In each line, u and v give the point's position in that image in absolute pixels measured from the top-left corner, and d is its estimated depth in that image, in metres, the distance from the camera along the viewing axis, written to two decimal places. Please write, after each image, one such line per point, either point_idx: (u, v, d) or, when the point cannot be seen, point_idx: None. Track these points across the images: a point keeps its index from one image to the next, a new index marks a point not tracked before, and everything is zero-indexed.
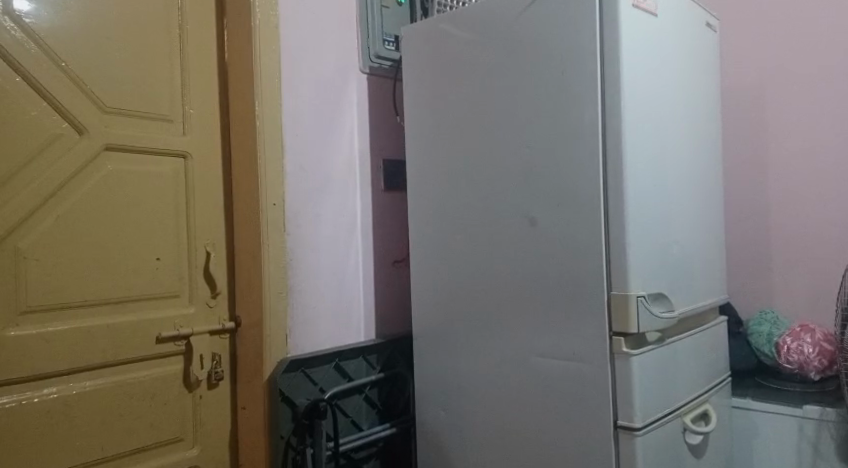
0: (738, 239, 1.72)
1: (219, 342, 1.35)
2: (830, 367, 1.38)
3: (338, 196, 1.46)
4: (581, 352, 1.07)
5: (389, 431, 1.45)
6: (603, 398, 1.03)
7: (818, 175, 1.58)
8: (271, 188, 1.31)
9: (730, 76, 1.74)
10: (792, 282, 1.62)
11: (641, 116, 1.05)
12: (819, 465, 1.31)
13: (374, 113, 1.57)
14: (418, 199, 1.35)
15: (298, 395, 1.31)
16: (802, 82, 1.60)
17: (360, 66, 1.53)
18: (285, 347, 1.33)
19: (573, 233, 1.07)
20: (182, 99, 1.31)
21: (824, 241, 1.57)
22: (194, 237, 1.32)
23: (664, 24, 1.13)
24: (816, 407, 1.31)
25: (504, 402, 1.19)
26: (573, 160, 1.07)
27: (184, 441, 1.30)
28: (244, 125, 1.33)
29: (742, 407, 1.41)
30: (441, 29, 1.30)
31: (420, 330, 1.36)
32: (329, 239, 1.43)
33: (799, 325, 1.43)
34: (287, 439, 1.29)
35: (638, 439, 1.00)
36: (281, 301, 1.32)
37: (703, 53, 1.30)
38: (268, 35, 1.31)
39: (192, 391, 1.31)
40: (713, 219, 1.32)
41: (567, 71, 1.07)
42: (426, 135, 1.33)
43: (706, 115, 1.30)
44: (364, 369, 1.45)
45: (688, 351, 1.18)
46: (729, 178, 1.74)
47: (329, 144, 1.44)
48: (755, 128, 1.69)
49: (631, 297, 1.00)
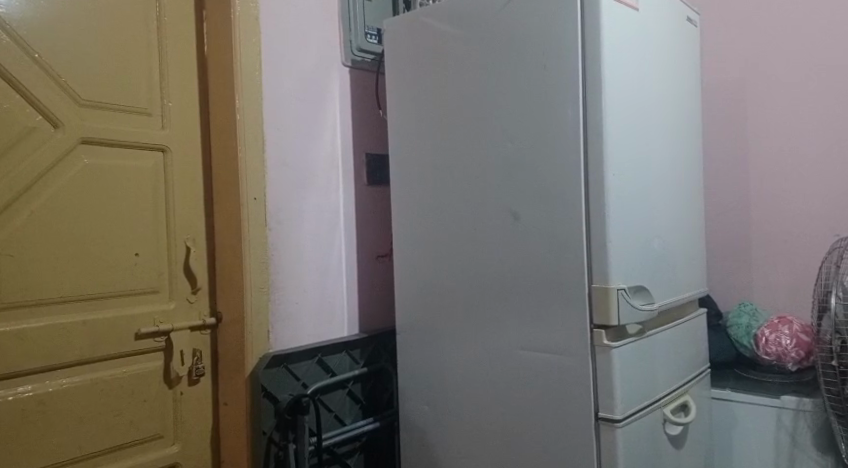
0: (719, 233, 1.74)
1: (200, 338, 1.33)
2: (806, 358, 1.40)
3: (320, 190, 1.45)
4: (563, 346, 1.07)
5: (372, 426, 1.45)
6: (585, 391, 1.04)
7: (796, 170, 1.60)
8: (252, 182, 1.30)
9: (711, 72, 1.75)
10: (771, 275, 1.64)
11: (623, 111, 1.06)
12: (796, 454, 1.34)
13: (357, 107, 1.56)
14: (401, 194, 1.34)
15: (281, 390, 1.30)
16: (782, 78, 1.62)
17: (343, 60, 1.52)
18: (268, 343, 1.32)
19: (555, 228, 1.08)
20: (161, 91, 1.29)
21: (801, 234, 1.59)
22: (174, 232, 1.30)
23: (645, 20, 1.14)
24: (793, 397, 1.33)
25: (487, 396, 1.19)
26: (556, 155, 1.07)
27: (164, 439, 1.28)
28: (224, 119, 1.31)
29: (722, 398, 1.43)
30: (423, 22, 1.29)
31: (403, 325, 1.36)
32: (311, 234, 1.42)
33: (778, 317, 1.45)
34: (270, 434, 1.28)
35: (618, 431, 1.01)
36: (263, 297, 1.31)
37: (685, 49, 1.31)
38: (248, 28, 1.30)
39: (172, 387, 1.29)
40: (694, 213, 1.33)
41: (549, 65, 1.07)
42: (409, 129, 1.32)
43: (687, 111, 1.31)
44: (347, 363, 1.45)
45: (668, 344, 1.19)
46: (711, 172, 1.75)
47: (311, 138, 1.43)
48: (736, 123, 1.70)
49: (612, 290, 1.00)
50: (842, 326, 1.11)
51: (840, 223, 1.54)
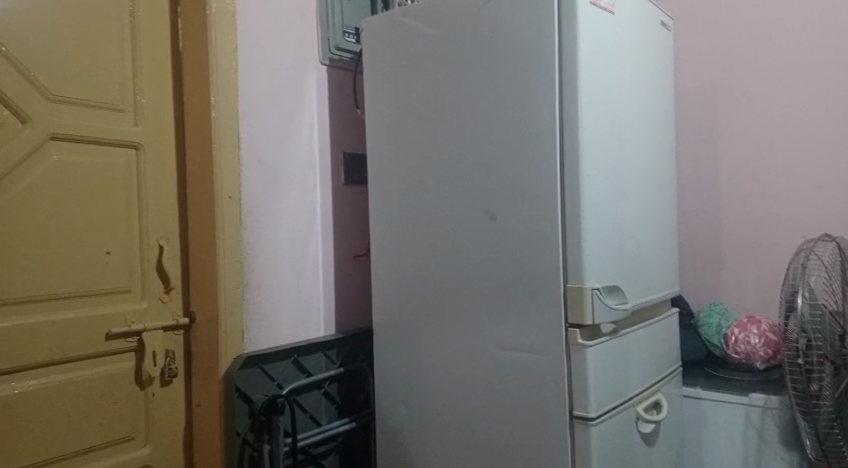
0: (691, 235, 1.77)
1: (172, 338, 1.31)
2: (774, 357, 1.44)
3: (296, 189, 1.44)
4: (538, 344, 1.08)
5: (348, 426, 1.44)
6: (559, 389, 1.05)
7: (766, 173, 1.64)
8: (227, 180, 1.28)
9: (684, 76, 1.78)
10: (741, 276, 1.68)
11: (598, 113, 1.07)
12: (763, 451, 1.37)
13: (334, 105, 1.55)
14: (379, 194, 1.34)
15: (255, 391, 1.29)
16: (753, 83, 1.66)
17: (320, 58, 1.51)
18: (242, 344, 1.30)
19: (531, 228, 1.08)
20: (134, 87, 1.27)
21: (770, 235, 1.64)
22: (146, 231, 1.28)
23: (620, 23, 1.15)
24: (761, 395, 1.36)
25: (463, 396, 1.20)
26: (532, 156, 1.08)
27: (135, 441, 1.26)
28: (199, 116, 1.29)
29: (692, 396, 1.46)
30: (401, 21, 1.29)
31: (380, 325, 1.35)
32: (287, 233, 1.41)
33: (747, 316, 1.49)
34: (244, 435, 1.27)
35: (592, 429, 1.02)
36: (237, 296, 1.29)
37: (659, 53, 1.33)
38: (223, 25, 1.28)
39: (144, 389, 1.27)
40: (666, 215, 1.36)
41: (526, 67, 1.08)
42: (387, 128, 1.32)
43: (661, 113, 1.34)
44: (323, 364, 1.44)
45: (641, 342, 1.21)
46: (683, 175, 1.79)
47: (287, 137, 1.42)
48: (708, 126, 1.74)
49: (586, 290, 1.02)
50: (808, 325, 1.15)
51: (807, 225, 1.58)
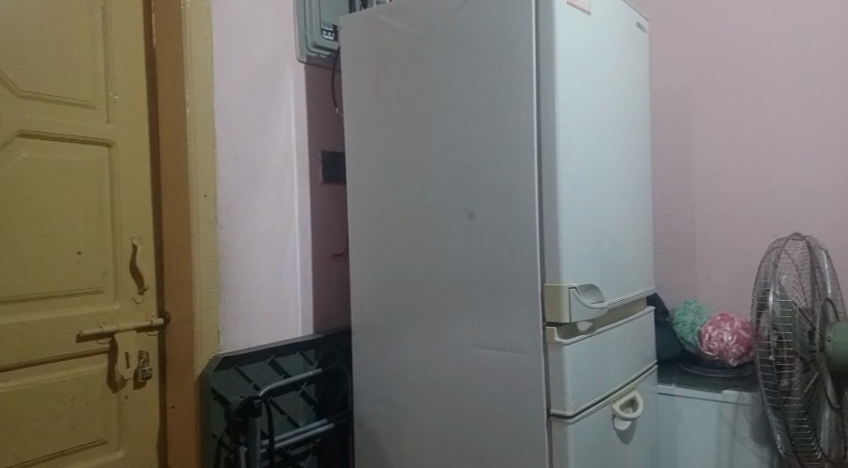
0: (666, 234, 1.80)
1: (146, 339, 1.29)
2: (746, 354, 1.47)
3: (273, 188, 1.42)
4: (516, 343, 1.08)
5: (326, 427, 1.43)
6: (537, 388, 1.06)
7: (738, 173, 1.67)
8: (202, 178, 1.26)
9: (659, 78, 1.81)
10: (714, 275, 1.71)
11: (575, 112, 1.08)
12: (735, 446, 1.40)
13: (312, 104, 1.54)
14: (357, 193, 1.33)
15: (231, 393, 1.27)
16: (725, 85, 1.69)
17: (298, 55, 1.50)
18: (217, 344, 1.28)
19: (509, 227, 1.09)
20: (106, 84, 1.24)
21: (742, 235, 1.67)
22: (120, 230, 1.26)
23: (597, 24, 1.17)
24: (733, 391, 1.39)
25: (441, 395, 1.20)
26: (509, 156, 1.08)
27: (108, 444, 1.23)
28: (173, 114, 1.27)
29: (667, 393, 1.48)
30: (379, 20, 1.29)
31: (357, 325, 1.35)
32: (264, 232, 1.40)
33: (720, 315, 1.52)
34: (220, 437, 1.26)
35: (569, 427, 1.03)
36: (212, 296, 1.27)
37: (635, 54, 1.34)
38: (198, 21, 1.26)
39: (117, 391, 1.24)
40: (642, 214, 1.37)
41: (504, 66, 1.09)
42: (365, 127, 1.31)
43: (637, 113, 1.36)
44: (301, 364, 1.43)
45: (617, 341, 1.22)
46: (659, 175, 1.81)
47: (264, 135, 1.40)
48: (683, 128, 1.77)
49: (564, 288, 1.03)
50: (779, 323, 1.15)
51: (777, 225, 1.62)
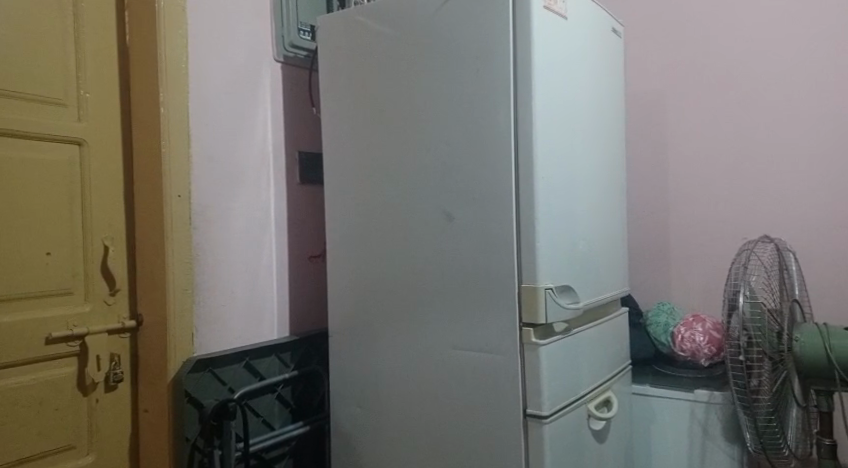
0: (640, 236, 1.83)
1: (118, 342, 1.26)
2: (717, 354, 1.50)
3: (249, 189, 1.41)
4: (494, 343, 1.09)
5: (302, 430, 1.42)
6: (514, 389, 1.06)
7: (710, 177, 1.71)
8: (177, 178, 1.24)
9: (634, 82, 1.84)
10: (687, 276, 1.75)
11: (551, 116, 1.09)
12: (707, 444, 1.42)
13: (289, 103, 1.53)
14: (335, 194, 1.33)
15: (206, 395, 1.25)
16: (698, 91, 1.73)
17: (275, 55, 1.49)
18: (191, 347, 1.26)
19: (487, 228, 1.09)
20: (77, 82, 1.22)
21: (714, 237, 1.71)
22: (91, 230, 1.23)
23: (573, 29, 1.18)
24: (705, 391, 1.42)
25: (418, 396, 1.20)
26: (486, 158, 1.09)
27: (77, 449, 1.20)
28: (147, 113, 1.25)
29: (641, 393, 1.50)
30: (357, 21, 1.28)
31: (335, 326, 1.34)
32: (240, 233, 1.38)
33: (692, 316, 1.55)
34: (193, 441, 1.23)
35: (545, 427, 1.04)
36: (186, 298, 1.25)
37: (610, 59, 1.37)
38: (173, 18, 1.24)
39: (87, 395, 1.21)
40: (617, 216, 1.39)
41: (482, 69, 1.09)
42: (343, 128, 1.31)
43: (611, 116, 1.37)
44: (277, 367, 1.41)
45: (592, 341, 1.24)
46: (633, 178, 1.84)
47: (240, 136, 1.39)
48: (656, 131, 1.80)
49: (540, 289, 1.04)
50: (749, 323, 1.18)
51: (747, 227, 1.66)
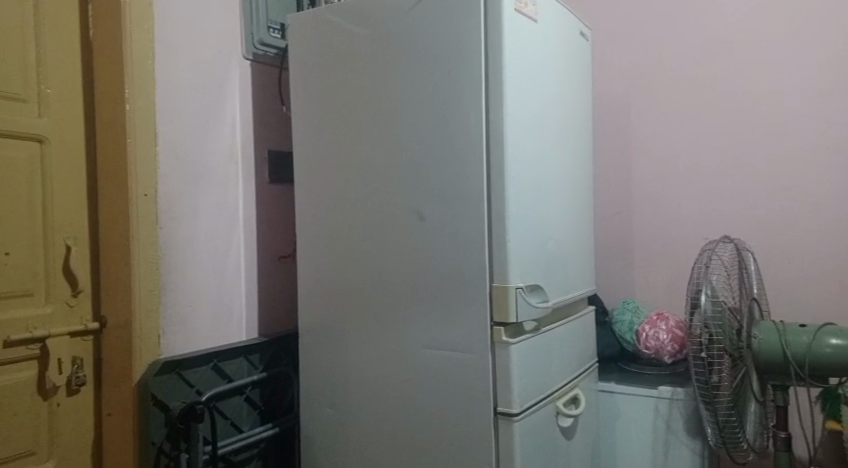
0: (607, 237, 1.87)
1: (81, 345, 1.23)
2: (680, 351, 1.55)
3: (217, 188, 1.39)
4: (465, 343, 1.10)
5: (271, 432, 1.40)
6: (484, 388, 1.07)
7: (674, 179, 1.76)
8: (143, 177, 1.22)
9: (600, 86, 1.88)
10: (650, 276, 1.79)
11: (521, 118, 1.11)
12: (670, 439, 1.46)
13: (258, 101, 1.51)
14: (305, 194, 1.32)
15: (172, 398, 1.22)
16: (661, 96, 1.78)
17: (244, 52, 1.47)
18: (158, 350, 1.24)
19: (459, 228, 1.10)
20: (38, 77, 1.18)
21: (677, 238, 1.76)
22: (52, 230, 1.20)
23: (542, 32, 1.20)
24: (668, 387, 1.46)
25: (389, 396, 1.20)
26: (456, 159, 1.10)
27: (37, 455, 1.16)
28: (111, 110, 1.22)
29: (607, 390, 1.53)
30: (328, 20, 1.28)
31: (305, 327, 1.33)
32: (207, 233, 1.36)
33: (656, 314, 1.60)
34: (160, 444, 1.21)
35: (515, 425, 1.05)
36: (153, 299, 1.23)
37: (578, 61, 1.39)
38: (139, 13, 1.22)
39: (48, 399, 1.18)
40: (584, 216, 1.42)
41: (453, 70, 1.10)
42: (314, 127, 1.30)
43: (579, 117, 1.40)
44: (245, 369, 1.40)
45: (560, 340, 1.26)
46: (600, 180, 1.88)
47: (208, 135, 1.37)
48: (622, 134, 1.84)
49: (511, 289, 1.05)
50: (710, 321, 1.22)
51: (708, 228, 1.72)
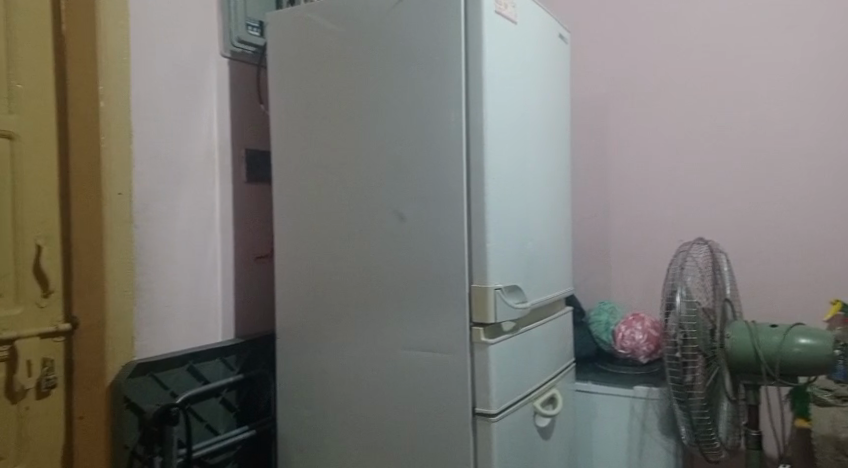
0: (584, 238, 1.89)
1: (52, 346, 1.20)
2: (655, 351, 1.57)
3: (193, 187, 1.37)
4: (444, 344, 1.10)
5: (247, 434, 1.39)
6: (463, 388, 1.08)
7: (650, 181, 1.79)
8: (117, 175, 1.19)
9: (579, 89, 1.90)
10: (626, 276, 1.82)
11: (501, 119, 1.11)
12: (645, 438, 1.48)
13: (235, 100, 1.49)
14: (284, 193, 1.31)
15: (146, 400, 1.20)
16: (638, 100, 1.81)
17: (221, 50, 1.45)
18: (132, 351, 1.22)
19: (438, 229, 1.10)
20: (9, 71, 1.15)
21: (653, 239, 1.78)
22: (22, 229, 1.16)
23: (522, 35, 1.21)
24: (643, 387, 1.48)
25: (367, 397, 1.19)
26: (436, 160, 1.10)
27: (5, 460, 1.13)
28: (85, 106, 1.19)
29: (585, 390, 1.55)
30: (308, 18, 1.27)
31: (282, 327, 1.32)
32: (183, 232, 1.34)
33: (632, 314, 1.62)
34: (133, 448, 1.18)
35: (494, 425, 1.06)
36: (127, 300, 1.20)
37: (557, 63, 1.40)
38: (114, 8, 1.19)
39: (16, 402, 1.14)
40: (562, 217, 1.43)
41: (434, 71, 1.10)
42: (293, 126, 1.29)
43: (557, 119, 1.41)
44: (221, 371, 1.38)
45: (538, 340, 1.27)
46: (577, 182, 1.90)
47: (184, 133, 1.35)
48: (599, 137, 1.86)
49: (490, 289, 1.06)
50: (685, 322, 1.23)
51: (683, 230, 1.75)
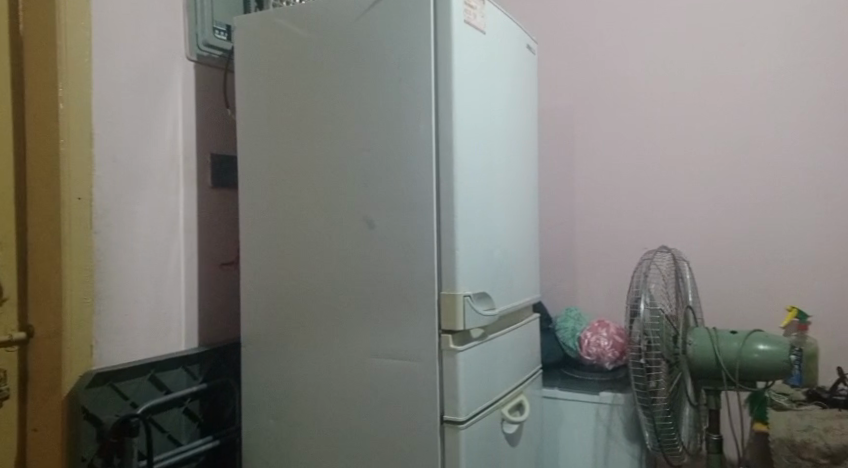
0: (551, 246, 1.91)
1: (6, 356, 1.15)
2: (620, 358, 1.61)
3: (156, 192, 1.34)
4: (413, 351, 1.10)
5: (210, 444, 1.35)
6: (431, 395, 1.07)
7: (614, 191, 1.83)
8: (77, 180, 1.16)
9: (546, 99, 1.93)
10: (592, 284, 1.85)
11: (470, 128, 1.12)
12: (610, 443, 1.50)
13: (201, 104, 1.47)
14: (251, 199, 1.29)
15: (105, 411, 1.16)
16: (604, 110, 1.84)
17: (187, 54, 1.42)
18: (90, 361, 1.18)
19: (408, 235, 1.10)
20: None
21: (618, 248, 1.82)
22: None
23: (490, 45, 1.22)
24: (609, 393, 1.50)
25: (335, 406, 1.18)
26: (406, 168, 1.11)
27: None
28: (44, 107, 1.15)
29: (551, 396, 1.56)
30: (276, 23, 1.26)
31: (248, 335, 1.30)
32: (145, 238, 1.31)
33: (598, 321, 1.66)
34: (90, 460, 1.14)
35: (462, 432, 1.06)
36: (85, 308, 1.17)
37: (525, 73, 1.42)
38: (75, 9, 1.15)
39: None
40: (529, 225, 1.45)
41: (404, 79, 1.11)
42: (260, 131, 1.28)
43: (525, 129, 1.43)
44: (184, 380, 1.35)
45: (506, 347, 1.28)
46: (545, 190, 1.93)
47: (147, 137, 1.32)
48: (566, 147, 1.89)
49: (459, 296, 1.06)
50: (649, 328, 1.26)
51: (647, 239, 1.79)
